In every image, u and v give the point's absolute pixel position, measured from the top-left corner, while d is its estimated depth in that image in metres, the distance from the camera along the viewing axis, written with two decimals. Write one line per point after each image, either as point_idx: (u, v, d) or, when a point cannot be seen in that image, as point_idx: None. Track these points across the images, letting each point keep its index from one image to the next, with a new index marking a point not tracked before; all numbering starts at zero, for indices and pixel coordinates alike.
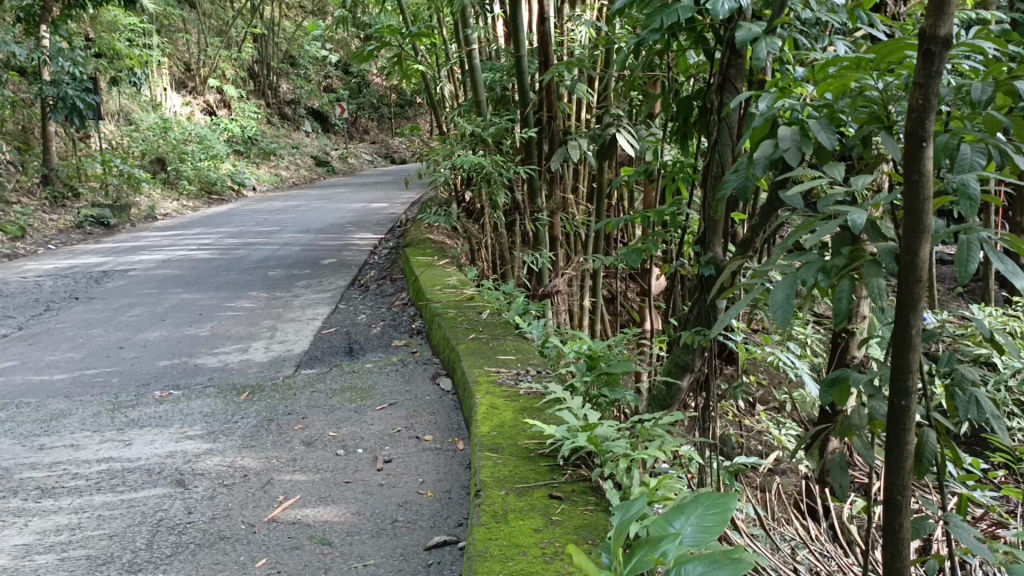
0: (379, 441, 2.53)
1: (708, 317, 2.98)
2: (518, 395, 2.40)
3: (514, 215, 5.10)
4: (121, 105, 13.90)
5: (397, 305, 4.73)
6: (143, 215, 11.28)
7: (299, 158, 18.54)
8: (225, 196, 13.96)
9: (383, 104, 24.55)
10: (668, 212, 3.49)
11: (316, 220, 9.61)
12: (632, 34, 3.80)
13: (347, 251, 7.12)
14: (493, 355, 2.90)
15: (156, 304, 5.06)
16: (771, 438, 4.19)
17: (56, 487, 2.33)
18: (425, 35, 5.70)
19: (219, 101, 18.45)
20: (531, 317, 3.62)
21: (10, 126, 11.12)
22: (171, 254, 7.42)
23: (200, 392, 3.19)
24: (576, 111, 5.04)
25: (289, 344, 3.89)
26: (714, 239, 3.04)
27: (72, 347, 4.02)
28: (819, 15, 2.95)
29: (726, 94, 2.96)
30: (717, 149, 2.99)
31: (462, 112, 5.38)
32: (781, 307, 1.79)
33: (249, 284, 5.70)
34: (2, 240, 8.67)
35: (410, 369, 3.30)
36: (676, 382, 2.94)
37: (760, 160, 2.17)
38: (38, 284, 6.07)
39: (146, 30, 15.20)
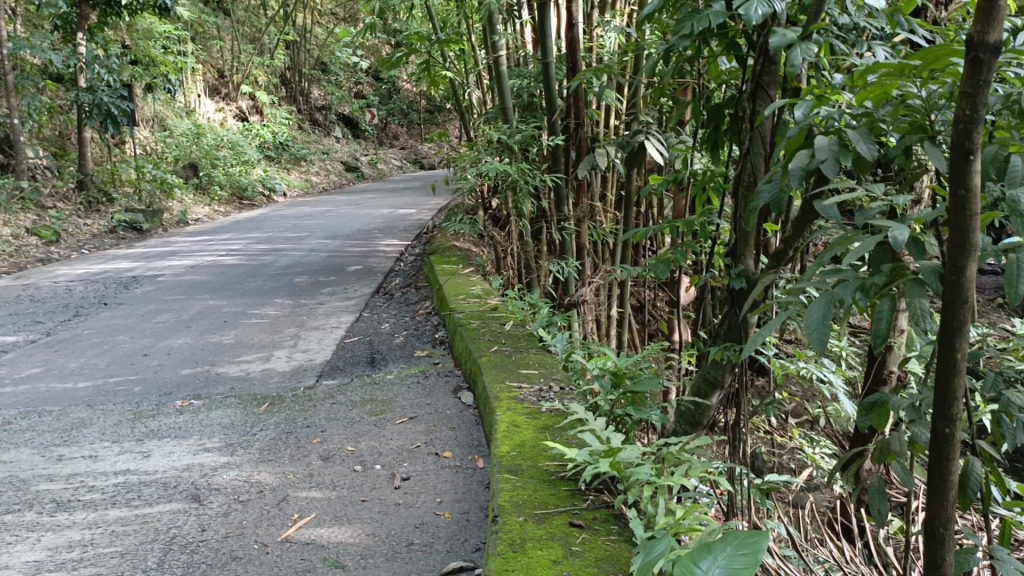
0: (397, 457, 2.47)
1: (739, 331, 2.89)
2: (540, 412, 2.34)
3: (540, 223, 5.03)
4: (155, 111, 14.06)
5: (421, 314, 4.68)
6: (176, 220, 11.38)
7: (329, 164, 18.64)
8: (255, 201, 14.05)
9: (413, 109, 24.61)
10: (698, 222, 3.41)
11: (345, 226, 9.62)
12: (662, 40, 3.72)
13: (373, 258, 7.09)
14: (516, 369, 2.84)
15: (182, 311, 5.06)
16: (804, 456, 4.08)
17: (72, 501, 2.30)
18: (453, 42, 5.66)
19: (252, 107, 18.61)
20: (555, 329, 3.55)
21: (47, 132, 11.27)
22: (200, 259, 7.45)
23: (220, 402, 3.16)
24: (605, 118, 4.96)
25: (312, 353, 3.85)
26: (746, 251, 2.95)
27: (97, 354, 4.03)
28: (857, 20, 2.85)
29: (759, 101, 2.87)
30: (749, 158, 2.90)
31: (489, 119, 5.32)
32: (816, 327, 1.73)
33: (275, 290, 5.69)
34: (36, 244, 8.77)
35: (431, 381, 3.24)
36: (705, 398, 2.86)
37: (795, 171, 2.09)
38: (69, 289, 6.12)
39: (181, 37, 15.36)
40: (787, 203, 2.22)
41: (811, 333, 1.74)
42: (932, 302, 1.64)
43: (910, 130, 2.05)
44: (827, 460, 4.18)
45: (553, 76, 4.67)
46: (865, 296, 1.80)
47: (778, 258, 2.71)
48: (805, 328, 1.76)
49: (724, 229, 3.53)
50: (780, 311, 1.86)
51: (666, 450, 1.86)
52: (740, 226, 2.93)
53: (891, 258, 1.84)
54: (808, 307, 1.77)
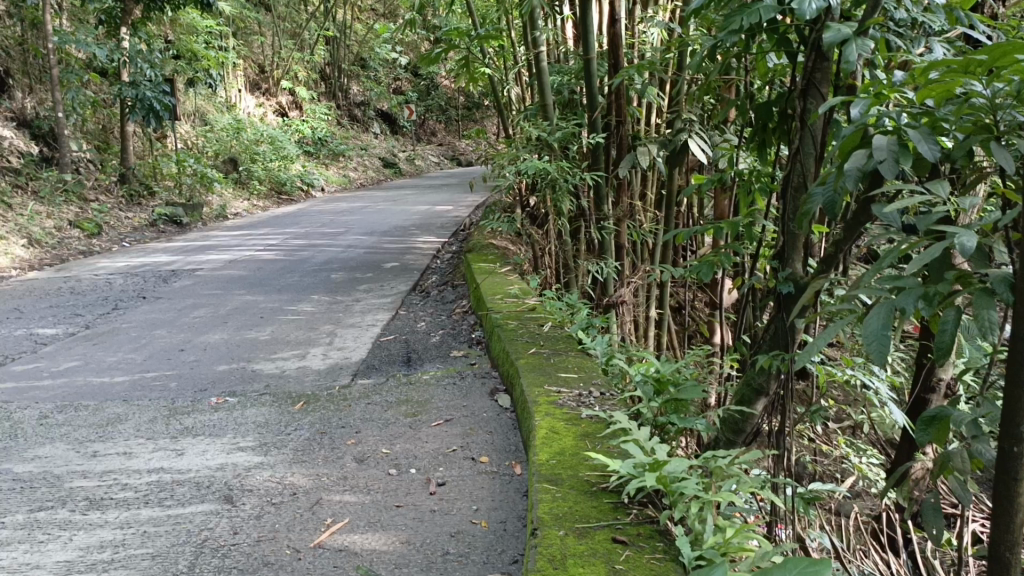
0: (432, 461, 2.41)
1: (785, 337, 2.79)
2: (580, 419, 2.27)
3: (579, 222, 4.95)
4: (197, 106, 14.21)
5: (457, 312, 4.63)
6: (215, 214, 11.47)
7: (367, 159, 18.71)
8: (294, 196, 14.12)
9: (451, 106, 24.62)
10: (744, 223, 3.30)
11: (382, 223, 9.62)
12: (707, 36, 3.63)
13: (410, 255, 7.06)
14: (554, 372, 2.77)
15: (219, 306, 5.07)
16: (850, 466, 3.97)
17: (105, 499, 2.28)
18: (492, 38, 5.60)
19: (291, 102, 18.74)
20: (594, 331, 3.47)
21: (91, 126, 11.44)
22: (238, 254, 7.48)
23: (255, 400, 3.14)
24: (646, 115, 4.86)
25: (347, 351, 3.82)
26: (793, 254, 2.84)
27: (134, 349, 4.03)
28: (914, 15, 2.73)
29: (810, 99, 2.77)
30: (799, 157, 2.79)
31: (528, 116, 5.24)
32: (876, 337, 1.64)
33: (311, 287, 5.68)
34: (79, 237, 8.89)
35: (467, 383, 3.18)
36: (750, 405, 2.77)
37: (852, 172, 2.00)
38: (109, 283, 6.17)
39: (223, 32, 15.51)
40: (841, 206, 2.12)
41: (869, 343, 1.65)
42: (1002, 312, 1.53)
43: (973, 130, 1.95)
44: (873, 469, 4.06)
45: (595, 73, 4.59)
46: (928, 306, 1.70)
47: (827, 261, 2.60)
48: (862, 339, 1.68)
49: (771, 231, 3.42)
50: (834, 322, 1.78)
51: (713, 464, 1.78)
52: (788, 228, 2.83)
53: (953, 266, 1.74)
54: (866, 317, 1.69)
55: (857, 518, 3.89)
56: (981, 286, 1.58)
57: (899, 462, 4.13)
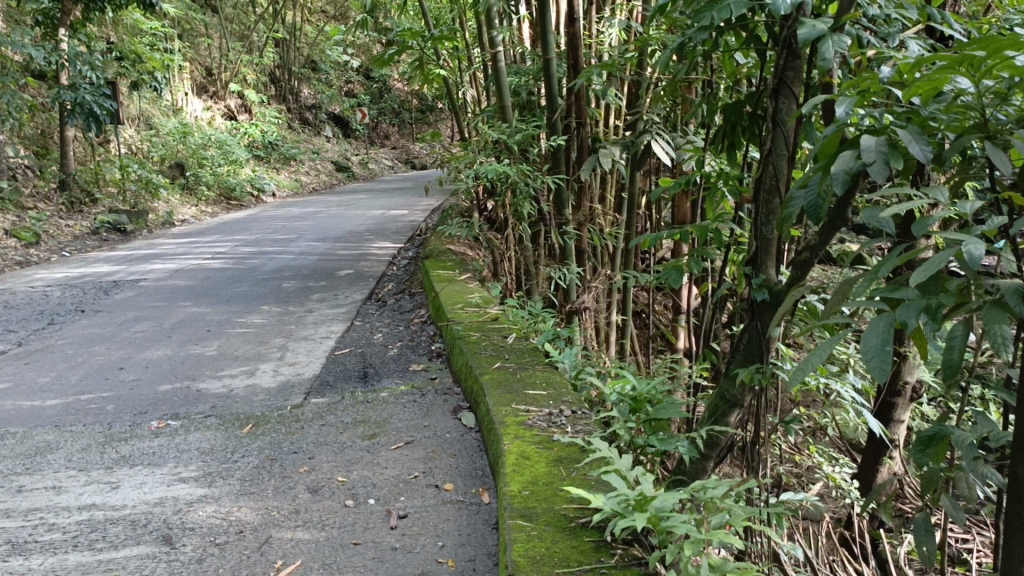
0: (393, 489, 2.23)
1: (760, 346, 2.63)
2: (552, 442, 2.11)
3: (539, 226, 4.79)
4: (141, 109, 13.78)
5: (416, 323, 4.45)
6: (162, 221, 11.08)
7: (319, 164, 18.39)
8: (244, 202, 13.77)
9: (404, 109, 24.40)
10: (713, 228, 3.16)
11: (335, 228, 9.38)
12: (670, 34, 3.51)
13: (365, 261, 6.85)
14: (521, 390, 2.60)
15: (163, 319, 4.81)
16: (822, 475, 3.84)
17: (28, 542, 2.06)
18: (447, 38, 5.42)
19: (240, 106, 18.33)
20: (561, 343, 3.31)
21: (28, 130, 10.99)
22: (185, 263, 7.19)
23: (199, 423, 2.92)
24: (606, 117, 4.77)
25: (300, 367, 3.61)
26: (767, 260, 2.68)
27: (69, 368, 3.77)
28: (888, 12, 2.60)
29: (782, 99, 2.59)
30: (770, 159, 2.62)
31: (486, 118, 5.07)
32: (875, 353, 1.51)
33: (261, 297, 5.44)
34: (15, 246, 8.48)
35: (428, 400, 3.00)
36: (724, 418, 2.64)
37: (840, 174, 1.86)
38: (46, 295, 5.85)
39: (168, 34, 15.07)
40: (825, 210, 1.99)
41: (868, 360, 1.52)
42: (1014, 327, 1.42)
43: (964, 129, 1.83)
44: (843, 477, 3.97)
45: (554, 73, 4.45)
46: (931, 319, 1.57)
47: (802, 265, 2.46)
48: (860, 355, 1.54)
49: (741, 235, 3.28)
50: (831, 336, 1.65)
51: (700, 497, 1.64)
52: (761, 232, 2.68)
53: (956, 276, 1.61)
54: (864, 332, 1.56)
55: (831, 528, 3.77)
56: (991, 298, 1.45)
57: (868, 467, 4.07)
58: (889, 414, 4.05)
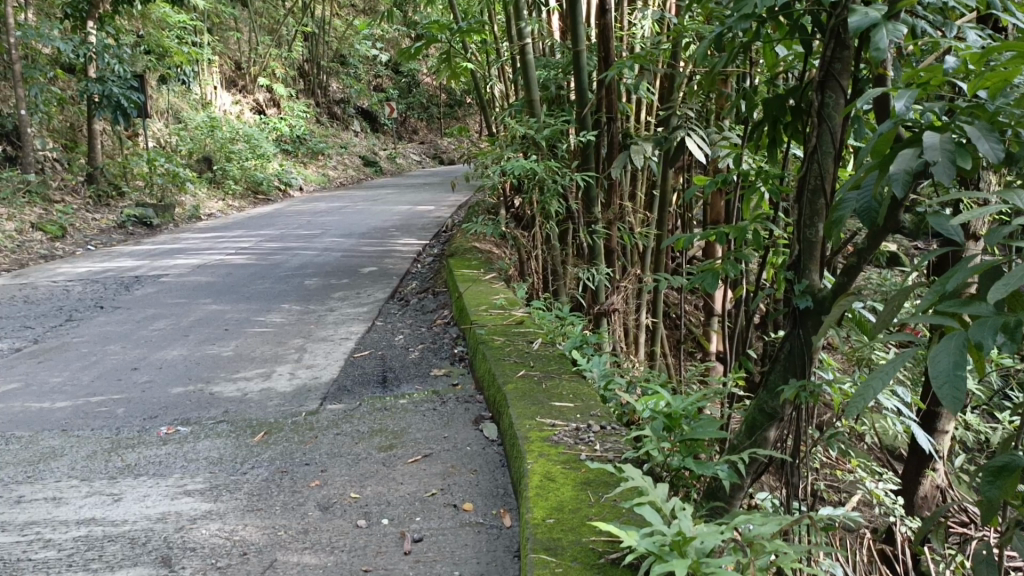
0: (407, 509, 2.09)
1: (803, 357, 2.43)
2: (580, 463, 1.97)
3: (566, 224, 4.64)
4: (169, 103, 13.79)
5: (438, 324, 4.31)
6: (188, 215, 11.03)
7: (347, 158, 18.37)
8: (271, 196, 13.73)
9: (433, 104, 24.33)
10: (750, 229, 2.97)
11: (360, 224, 9.29)
12: (707, 24, 3.32)
13: (389, 258, 6.72)
14: (547, 402, 2.44)
15: (182, 317, 4.71)
16: (864, 490, 3.68)
17: (21, 561, 1.93)
18: (475, 31, 5.25)
19: (269, 100, 18.31)
20: (590, 349, 3.14)
21: (57, 124, 11.01)
22: (208, 258, 7.11)
23: (210, 430, 2.79)
24: (637, 112, 4.61)
25: (317, 370, 3.48)
26: (810, 265, 2.48)
27: (82, 368, 3.67)
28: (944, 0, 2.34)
29: (829, 93, 2.36)
30: (815, 157, 2.40)
31: (513, 112, 4.90)
32: (946, 378, 1.34)
33: (283, 294, 5.33)
34: (41, 239, 8.47)
35: (449, 409, 2.86)
36: (763, 433, 2.47)
37: (900, 176, 1.66)
38: (67, 290, 5.78)
39: (197, 27, 15.06)
40: (881, 213, 1.81)
41: (939, 386, 1.35)
42: None
43: None
44: (887, 492, 3.78)
45: (584, 67, 4.28)
46: (1010, 339, 1.39)
47: (850, 271, 2.27)
48: (930, 381, 1.37)
49: (780, 237, 3.10)
50: (896, 357, 1.46)
51: (746, 537, 1.47)
52: (804, 235, 2.48)
53: None
54: (933, 353, 1.39)
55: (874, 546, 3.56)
56: None
57: (909, 479, 3.90)
58: (933, 424, 3.88)
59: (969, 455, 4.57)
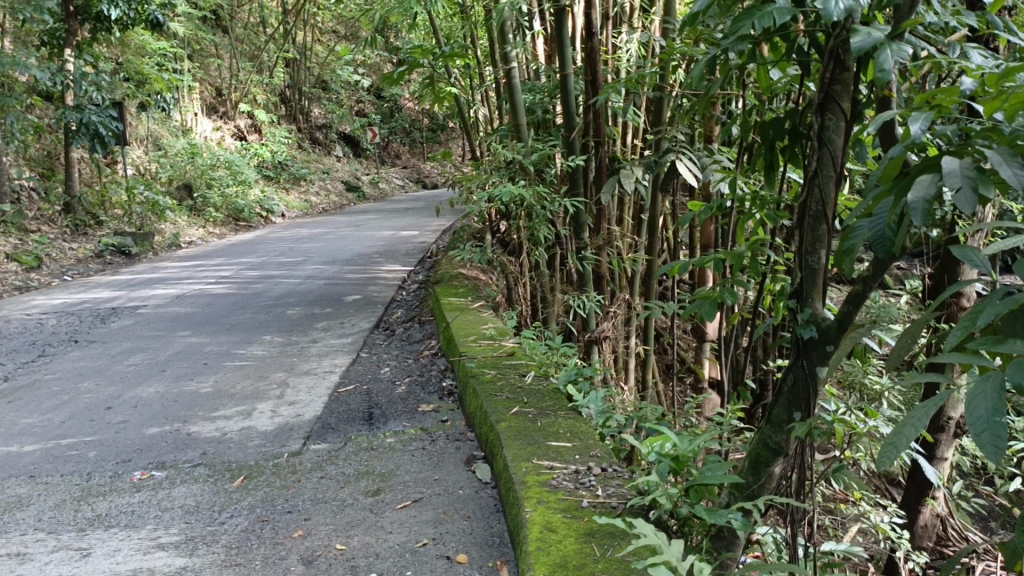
0: (397, 561, 1.96)
1: (807, 391, 2.25)
2: (580, 510, 1.86)
3: (555, 250, 4.54)
4: (149, 130, 13.65)
5: (426, 355, 4.17)
6: (167, 243, 10.84)
7: (329, 184, 18.25)
8: (252, 223, 13.58)
9: (415, 128, 24.33)
10: (748, 255, 2.84)
11: (344, 250, 9.16)
12: (696, 45, 3.24)
13: (373, 286, 6.59)
14: (543, 442, 2.31)
15: (159, 351, 4.55)
16: (869, 524, 3.54)
17: None
18: (459, 55, 5.15)
19: (250, 126, 18.23)
20: (585, 383, 3.02)
21: (34, 152, 10.84)
22: (187, 288, 6.95)
23: (186, 475, 2.65)
24: (623, 136, 4.53)
25: (300, 407, 3.33)
26: (812, 292, 2.31)
27: (53, 408, 3.51)
28: (946, 19, 2.21)
29: (829, 116, 2.20)
30: (816, 181, 2.24)
31: (498, 138, 4.80)
32: (985, 425, 1.23)
33: (264, 325, 5.18)
34: (15, 270, 8.27)
35: (439, 448, 2.73)
36: (767, 470, 2.30)
37: (921, 205, 1.53)
38: (41, 324, 5.60)
39: (177, 55, 14.96)
40: (899, 244, 1.69)
41: (979, 435, 1.24)
42: None
43: None
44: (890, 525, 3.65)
45: (571, 90, 4.20)
46: None
47: (855, 299, 2.13)
48: (968, 429, 1.26)
49: (778, 263, 2.98)
50: (926, 403, 1.35)
51: None
52: (806, 262, 2.30)
53: None
54: (968, 398, 1.28)
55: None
56: None
57: (908, 508, 3.79)
58: (932, 452, 3.78)
59: (966, 480, 4.50)
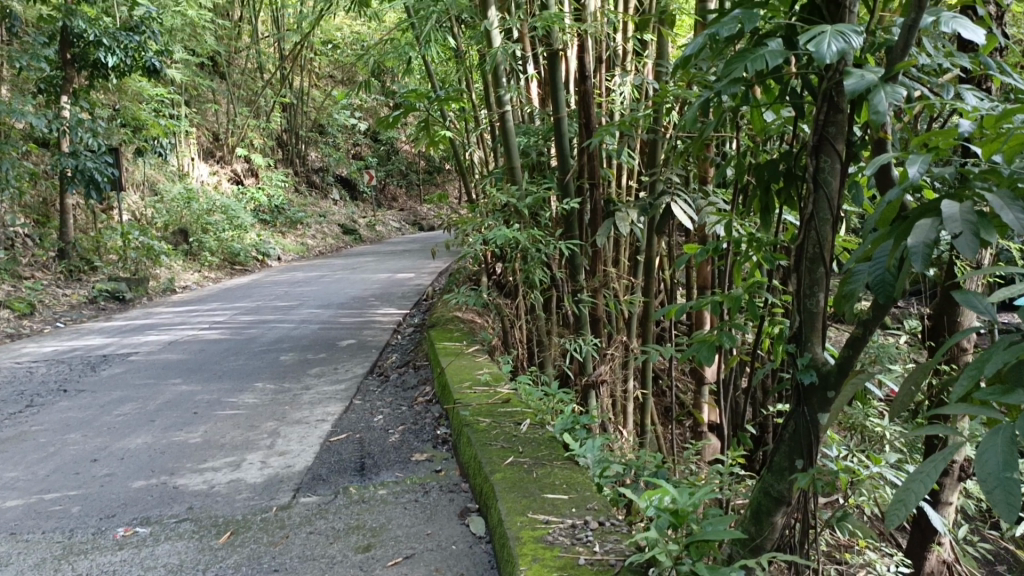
0: None
1: (808, 438, 2.19)
2: (576, 568, 1.79)
3: (551, 293, 4.49)
4: (146, 175, 13.68)
5: (420, 402, 4.10)
6: (162, 288, 10.79)
7: (326, 227, 18.27)
8: (248, 267, 13.54)
9: (411, 171, 24.47)
10: (746, 298, 2.79)
11: (339, 293, 9.11)
12: (690, 87, 3.24)
13: (368, 330, 6.53)
14: (539, 494, 2.24)
15: (149, 400, 4.47)
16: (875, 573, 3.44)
17: None
18: (453, 99, 5.16)
19: (247, 170, 18.31)
20: (581, 431, 2.96)
21: (29, 199, 10.85)
22: (180, 334, 6.88)
23: (171, 531, 2.57)
24: (618, 178, 4.51)
25: (290, 458, 3.25)
26: (812, 336, 2.25)
27: (38, 461, 3.43)
28: (939, 61, 2.20)
29: (823, 158, 2.16)
30: (812, 224, 2.20)
31: (493, 181, 4.78)
32: (997, 480, 1.18)
33: (257, 372, 5.11)
34: (8, 317, 8.21)
35: (432, 501, 2.65)
36: (770, 519, 2.23)
37: (922, 249, 1.49)
38: (30, 373, 5.52)
39: (174, 100, 15.05)
40: (900, 288, 1.65)
41: (990, 491, 1.18)
42: None
43: None
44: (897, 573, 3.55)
45: (565, 132, 4.19)
46: None
47: (853, 343, 2.06)
48: (980, 484, 1.21)
49: (776, 305, 2.93)
50: (935, 457, 1.29)
51: None
52: (804, 305, 2.25)
53: None
54: (978, 450, 1.22)
55: None
56: None
57: (914, 555, 3.71)
58: (937, 496, 3.70)
59: (972, 525, 4.40)
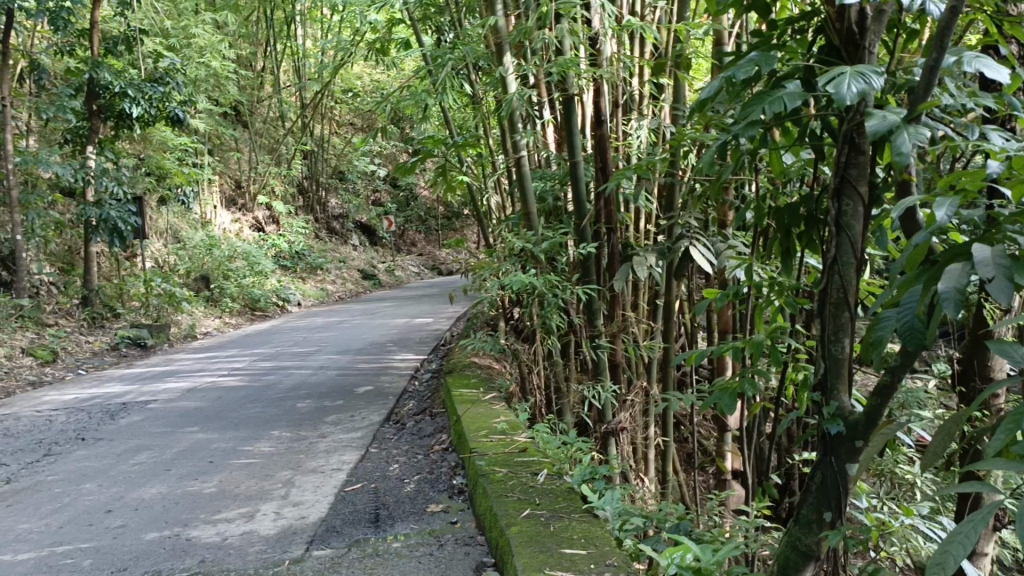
0: None
1: (837, 490, 2.10)
2: None
3: (569, 338, 4.43)
4: (169, 223, 13.83)
5: (436, 451, 4.04)
6: (183, 334, 10.84)
7: (345, 272, 18.37)
8: (268, 313, 13.58)
9: (431, 216, 24.65)
10: (768, 343, 2.72)
11: (357, 339, 9.09)
12: (707, 130, 3.20)
13: (385, 376, 6.48)
14: (556, 549, 2.17)
15: (165, 448, 4.43)
16: None
17: None
18: (471, 145, 5.16)
19: (268, 217, 18.50)
20: (600, 483, 2.88)
21: (54, 247, 10.98)
22: (199, 381, 6.87)
23: None
24: (636, 222, 4.47)
25: (304, 509, 3.19)
26: (838, 384, 2.16)
27: (52, 511, 3.39)
28: (962, 101, 2.15)
29: (846, 201, 2.11)
30: (836, 268, 2.14)
31: (510, 225, 4.76)
32: None
33: (273, 419, 5.07)
34: (30, 365, 8.25)
35: (447, 554, 2.58)
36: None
37: (952, 296, 1.43)
38: (50, 421, 5.51)
39: (197, 150, 15.28)
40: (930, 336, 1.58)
41: None
42: None
43: None
44: None
45: (581, 177, 4.17)
46: None
47: (884, 391, 1.98)
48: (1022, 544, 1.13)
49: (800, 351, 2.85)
50: (978, 514, 1.22)
51: None
52: (830, 352, 2.17)
53: None
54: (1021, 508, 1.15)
55: None
56: None
57: None
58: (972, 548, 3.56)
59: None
